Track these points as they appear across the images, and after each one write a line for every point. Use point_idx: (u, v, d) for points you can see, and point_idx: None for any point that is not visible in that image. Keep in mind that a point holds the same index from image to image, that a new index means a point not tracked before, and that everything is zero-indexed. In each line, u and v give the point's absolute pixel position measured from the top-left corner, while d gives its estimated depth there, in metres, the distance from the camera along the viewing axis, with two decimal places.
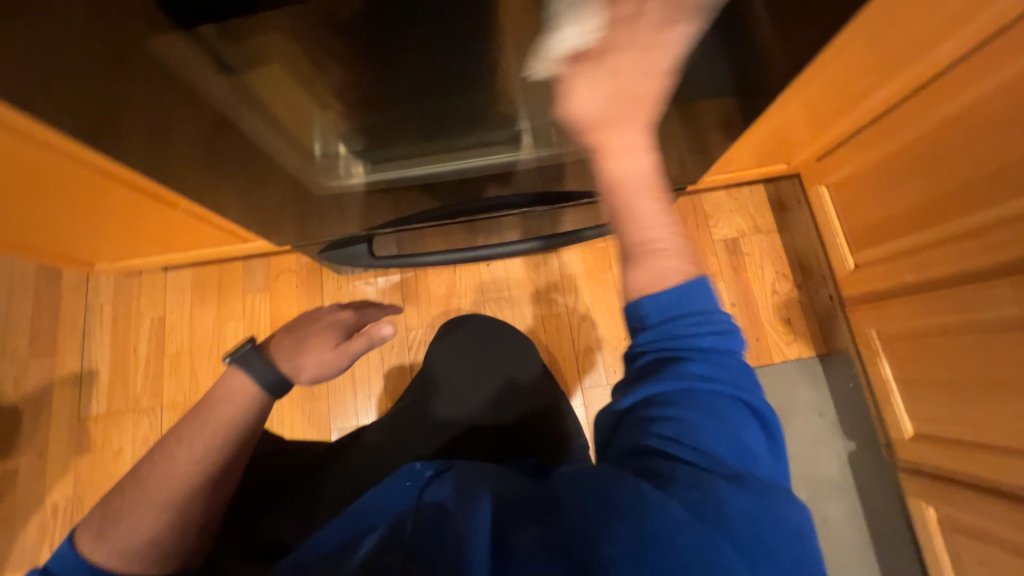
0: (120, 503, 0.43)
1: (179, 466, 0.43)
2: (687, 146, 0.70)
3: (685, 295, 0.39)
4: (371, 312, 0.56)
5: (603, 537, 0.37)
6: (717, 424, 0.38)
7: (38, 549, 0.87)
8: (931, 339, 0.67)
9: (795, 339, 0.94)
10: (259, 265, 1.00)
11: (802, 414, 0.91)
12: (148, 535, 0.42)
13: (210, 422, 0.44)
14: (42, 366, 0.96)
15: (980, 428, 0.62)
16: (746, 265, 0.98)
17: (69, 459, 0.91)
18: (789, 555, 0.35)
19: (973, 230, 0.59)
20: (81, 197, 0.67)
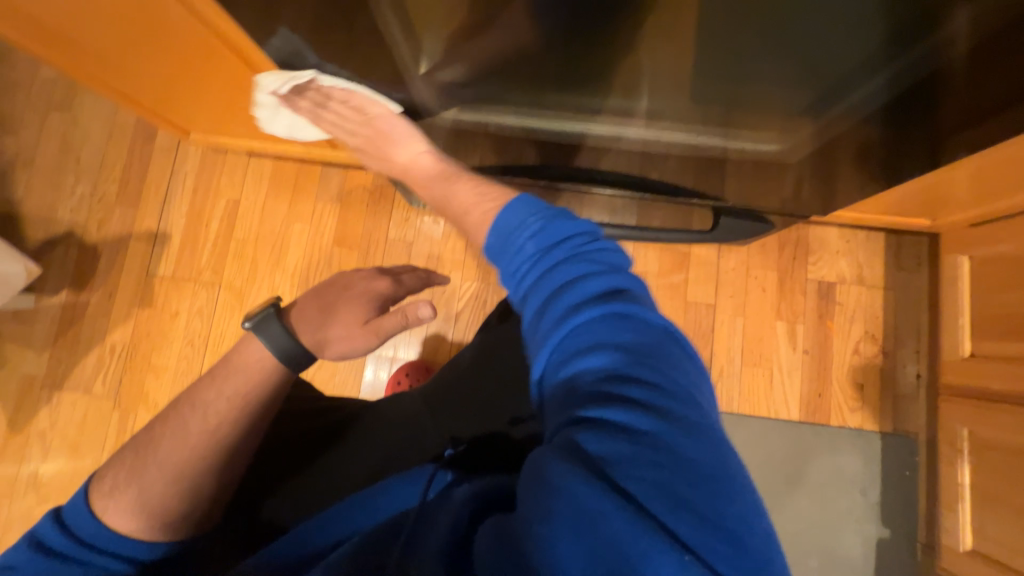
0: (128, 467, 0.41)
1: (193, 434, 0.41)
2: (812, 175, 0.62)
3: (506, 231, 0.40)
4: (414, 282, 0.48)
5: (523, 516, 0.32)
6: (617, 358, 0.34)
7: (93, 378, 0.96)
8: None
9: (862, 407, 0.86)
10: (336, 175, 0.99)
11: (842, 486, 0.85)
12: (157, 501, 0.40)
13: (225, 391, 0.42)
14: (124, 216, 1.01)
15: None
16: (834, 315, 0.89)
17: (132, 308, 0.98)
18: (716, 488, 0.31)
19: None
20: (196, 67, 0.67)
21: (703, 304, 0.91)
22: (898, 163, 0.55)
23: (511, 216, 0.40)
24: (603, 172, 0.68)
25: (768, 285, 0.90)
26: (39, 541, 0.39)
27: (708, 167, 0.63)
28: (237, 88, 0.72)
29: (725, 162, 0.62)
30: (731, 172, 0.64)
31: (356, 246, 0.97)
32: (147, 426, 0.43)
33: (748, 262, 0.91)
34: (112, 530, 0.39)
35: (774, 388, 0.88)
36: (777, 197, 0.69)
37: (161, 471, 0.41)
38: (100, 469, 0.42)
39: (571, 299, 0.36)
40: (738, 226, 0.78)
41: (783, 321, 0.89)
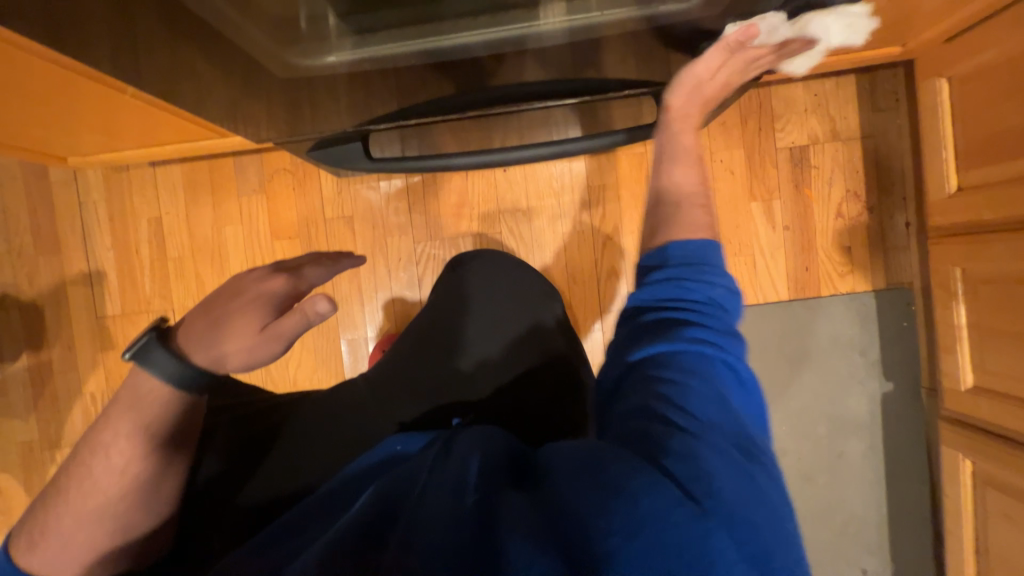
0: (38, 519, 0.38)
1: (101, 478, 0.38)
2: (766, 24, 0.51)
3: (692, 254, 0.43)
4: (318, 274, 0.41)
5: (585, 509, 0.32)
6: (713, 387, 0.36)
7: (86, 429, 0.96)
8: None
9: (853, 270, 0.82)
10: (251, 163, 0.90)
11: (840, 352, 0.83)
12: (84, 546, 0.38)
13: (122, 430, 0.38)
14: (50, 264, 0.95)
15: None
16: (811, 181, 0.82)
17: (96, 354, 0.95)
18: (777, 536, 0.31)
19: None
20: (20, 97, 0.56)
21: None
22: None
23: (678, 249, 0.44)
24: (517, 87, 0.58)
25: (736, 166, 0.83)
26: None
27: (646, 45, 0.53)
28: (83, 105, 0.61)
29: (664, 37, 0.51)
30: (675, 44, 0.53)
31: (296, 234, 0.90)
32: (52, 475, 0.40)
33: (711, 146, 0.83)
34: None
35: (759, 274, 0.84)
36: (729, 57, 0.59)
37: (74, 521, 0.38)
38: (14, 524, 0.40)
39: (691, 323, 0.40)
40: None
41: (758, 201, 0.83)
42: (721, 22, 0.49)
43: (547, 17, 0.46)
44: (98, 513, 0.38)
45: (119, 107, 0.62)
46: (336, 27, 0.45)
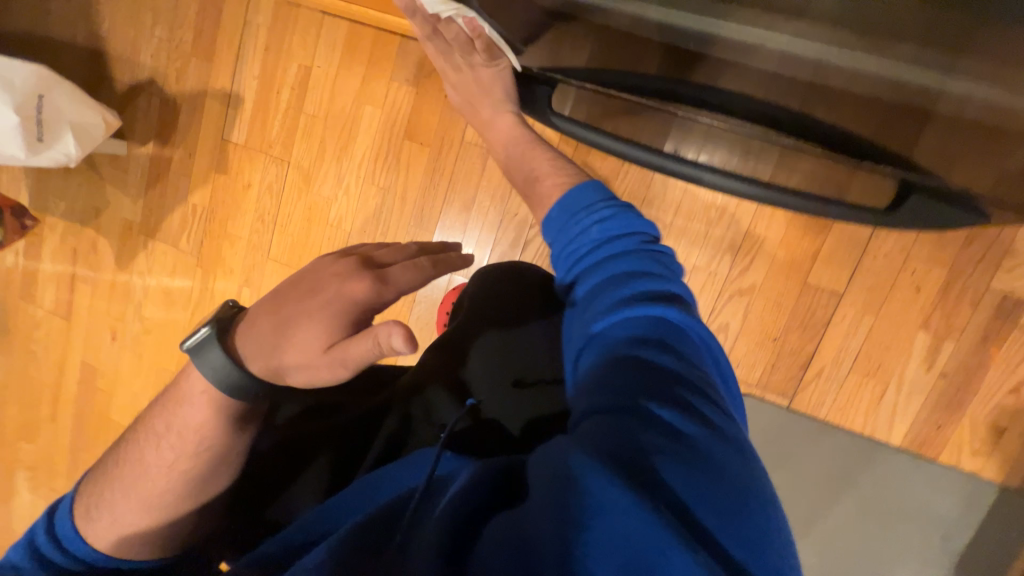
0: (111, 470, 0.44)
1: (171, 435, 0.43)
2: None
3: (583, 208, 0.51)
4: (403, 280, 0.38)
5: (548, 518, 0.31)
6: (666, 357, 0.40)
7: (179, 234, 1.01)
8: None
9: (989, 453, 0.70)
10: (415, 51, 0.84)
11: (920, 523, 0.73)
12: (140, 502, 0.42)
13: (193, 397, 0.42)
14: (199, 69, 0.95)
15: None
16: (1005, 341, 0.68)
17: (210, 172, 0.98)
18: (737, 496, 0.34)
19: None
20: None
21: (826, 291, 0.73)
22: None
23: (581, 199, 0.52)
24: (762, 109, 0.50)
25: (927, 285, 0.69)
26: (36, 542, 0.41)
27: (901, 116, 0.43)
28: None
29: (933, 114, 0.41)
30: (935, 126, 0.43)
31: (428, 143, 0.86)
32: (132, 428, 0.46)
33: (912, 249, 0.69)
34: (101, 534, 0.41)
35: (880, 405, 0.73)
36: (997, 172, 0.47)
37: (131, 500, 0.42)
38: (89, 475, 0.45)
39: (631, 290, 0.44)
40: (920, 212, 0.58)
41: (928, 334, 0.70)
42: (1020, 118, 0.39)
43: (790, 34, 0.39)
44: (145, 499, 0.42)
45: None
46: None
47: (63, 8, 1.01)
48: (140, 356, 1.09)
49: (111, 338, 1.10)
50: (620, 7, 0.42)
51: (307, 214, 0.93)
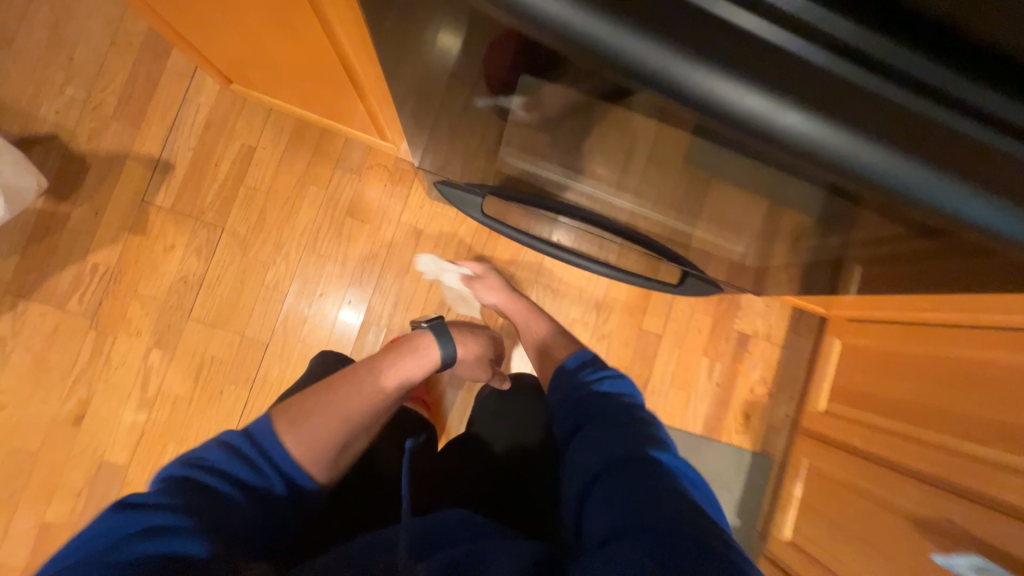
0: (306, 404, 0.64)
1: (364, 392, 0.70)
2: (745, 266, 0.81)
3: (580, 362, 0.73)
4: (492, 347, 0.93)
5: None
6: (670, 478, 0.52)
7: (69, 295, 0.94)
8: (840, 490, 0.86)
9: (745, 432, 1.13)
10: (359, 148, 1.03)
11: (716, 485, 1.12)
12: (330, 431, 0.63)
13: (395, 368, 0.76)
14: (121, 132, 0.97)
15: (825, 554, 0.84)
16: (744, 361, 1.14)
17: (121, 232, 0.96)
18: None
19: (925, 440, 0.73)
20: (264, 41, 0.67)
21: (652, 333, 1.11)
22: (805, 276, 0.75)
23: (577, 357, 0.74)
24: (604, 224, 0.83)
25: (703, 328, 1.13)
26: (234, 445, 0.56)
27: (676, 239, 0.80)
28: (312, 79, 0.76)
29: (689, 240, 0.79)
30: (693, 246, 0.81)
31: (369, 221, 1.03)
32: (321, 381, 0.69)
33: (694, 306, 1.13)
34: (293, 451, 0.59)
35: (688, 408, 1.12)
36: (721, 270, 0.87)
37: (323, 425, 0.62)
38: (281, 405, 0.64)
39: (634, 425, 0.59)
40: (696, 285, 0.98)
41: (707, 358, 1.13)
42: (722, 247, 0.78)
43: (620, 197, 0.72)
44: (341, 426, 0.64)
45: (341, 95, 0.77)
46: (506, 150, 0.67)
47: None
48: None
49: None
50: (528, 172, 0.70)
51: (239, 277, 0.99)
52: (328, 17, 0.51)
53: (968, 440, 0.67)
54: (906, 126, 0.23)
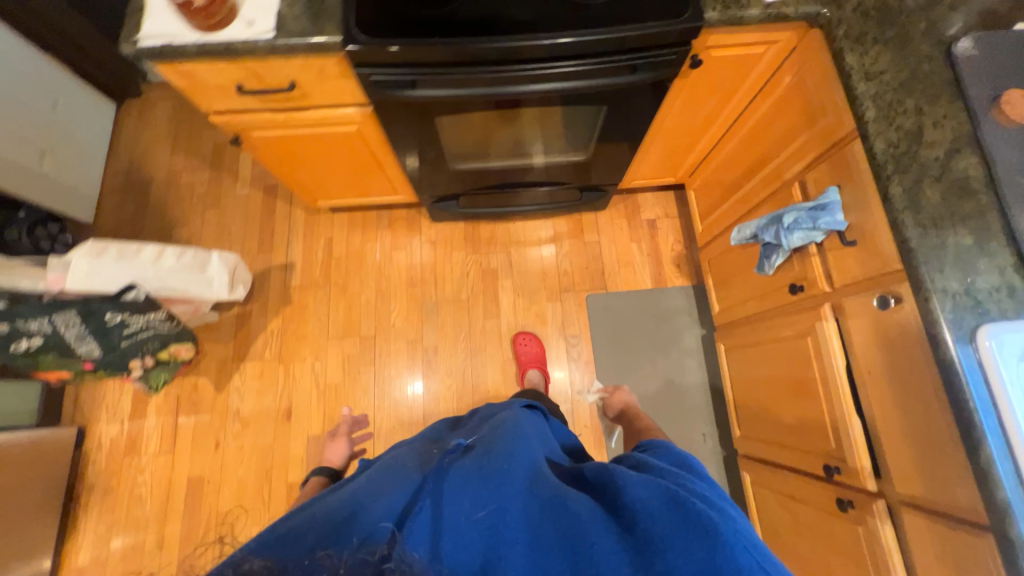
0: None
1: None
2: (600, 166, 1.44)
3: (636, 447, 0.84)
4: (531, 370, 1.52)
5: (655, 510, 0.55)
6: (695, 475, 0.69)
7: (263, 351, 1.63)
8: (718, 260, 1.42)
9: (681, 275, 1.69)
10: (386, 214, 1.77)
11: (679, 314, 1.65)
12: None
13: None
14: (264, 258, 1.73)
15: (729, 297, 1.37)
16: (658, 233, 1.74)
17: (280, 307, 1.68)
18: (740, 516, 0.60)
19: (734, 203, 1.32)
20: (330, 172, 1.39)
21: (594, 242, 1.74)
22: (626, 155, 1.39)
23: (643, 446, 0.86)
24: (520, 181, 1.49)
25: (623, 226, 1.75)
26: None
27: (557, 171, 1.45)
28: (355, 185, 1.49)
29: (563, 167, 1.44)
30: (568, 172, 1.46)
31: (405, 248, 1.74)
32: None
33: (611, 216, 1.76)
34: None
35: (637, 276, 1.70)
36: (594, 178, 1.51)
37: None
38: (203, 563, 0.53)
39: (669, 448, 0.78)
40: (593, 196, 1.61)
41: (634, 242, 1.73)
42: (579, 163, 1.42)
43: (513, 158, 1.38)
44: None
45: (372, 181, 1.46)
46: (451, 162, 1.36)
47: None
48: (242, 446, 1.54)
49: (214, 446, 1.55)
50: (466, 167, 1.38)
51: (348, 306, 1.68)
52: (364, 136, 1.19)
53: (742, 188, 1.27)
54: (538, 46, 0.86)
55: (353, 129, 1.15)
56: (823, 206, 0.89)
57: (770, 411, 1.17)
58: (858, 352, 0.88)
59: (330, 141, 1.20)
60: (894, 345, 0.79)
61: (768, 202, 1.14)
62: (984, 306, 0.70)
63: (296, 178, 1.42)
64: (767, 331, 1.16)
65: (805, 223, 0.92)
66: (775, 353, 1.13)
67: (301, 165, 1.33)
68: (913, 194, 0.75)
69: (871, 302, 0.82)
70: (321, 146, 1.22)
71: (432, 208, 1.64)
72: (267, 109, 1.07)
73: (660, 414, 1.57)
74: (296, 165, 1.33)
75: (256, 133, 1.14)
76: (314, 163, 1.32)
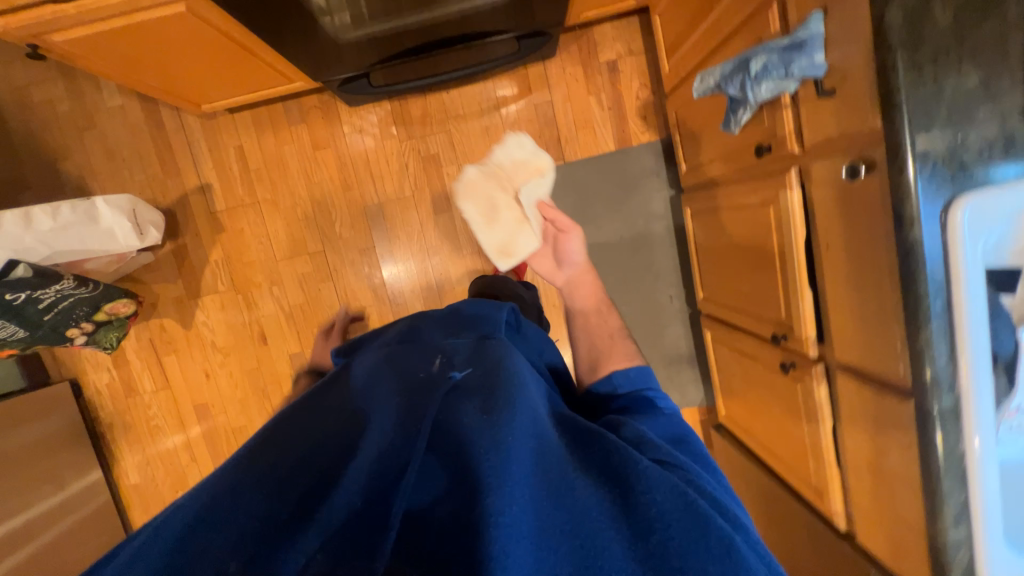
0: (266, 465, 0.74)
1: None
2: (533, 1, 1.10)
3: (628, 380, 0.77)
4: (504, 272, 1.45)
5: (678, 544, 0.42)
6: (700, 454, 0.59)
7: (216, 283, 1.57)
8: (685, 110, 1.21)
9: (647, 129, 1.47)
10: (293, 106, 1.47)
11: (646, 176, 1.49)
12: None
13: None
14: (174, 182, 1.52)
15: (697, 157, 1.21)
16: (621, 79, 1.45)
17: (214, 236, 1.54)
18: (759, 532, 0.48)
19: (703, 34, 1.04)
20: (190, 68, 1.07)
21: (545, 103, 1.47)
22: None
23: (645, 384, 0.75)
24: (434, 43, 1.16)
25: (579, 75, 1.45)
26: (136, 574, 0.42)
27: (478, 19, 1.11)
28: (233, 78, 1.19)
29: (485, 13, 1.10)
30: (493, 17, 1.12)
31: (327, 147, 1.50)
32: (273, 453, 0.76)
33: (564, 65, 1.44)
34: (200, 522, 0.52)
35: (598, 138, 1.48)
36: (529, 18, 1.17)
37: None
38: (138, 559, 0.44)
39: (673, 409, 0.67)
40: (533, 43, 1.27)
41: (592, 95, 1.46)
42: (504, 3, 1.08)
43: (416, 17, 1.05)
44: None
45: (251, 69, 1.15)
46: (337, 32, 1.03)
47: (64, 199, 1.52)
48: (231, 373, 1.61)
49: (205, 377, 1.62)
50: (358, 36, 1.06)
51: (286, 223, 1.54)
52: (201, 13, 0.87)
53: (712, 10, 0.98)
54: None
55: (182, 6, 0.83)
56: (800, 42, 0.68)
57: (730, 279, 1.14)
58: (820, 224, 0.79)
59: (160, 28, 0.89)
60: (858, 219, 0.70)
61: (741, 31, 0.88)
62: (969, 170, 0.58)
63: (152, 85, 1.11)
64: (732, 197, 1.04)
65: (775, 71, 0.72)
66: (738, 221, 1.04)
67: (146, 67, 1.02)
68: (918, 19, 0.55)
69: (841, 169, 0.70)
70: (154, 38, 0.92)
71: (340, 92, 1.34)
72: (39, 1, 0.76)
73: (626, 282, 1.55)
74: (140, 67, 1.02)
75: (56, 37, 0.85)
76: (161, 61, 1.02)
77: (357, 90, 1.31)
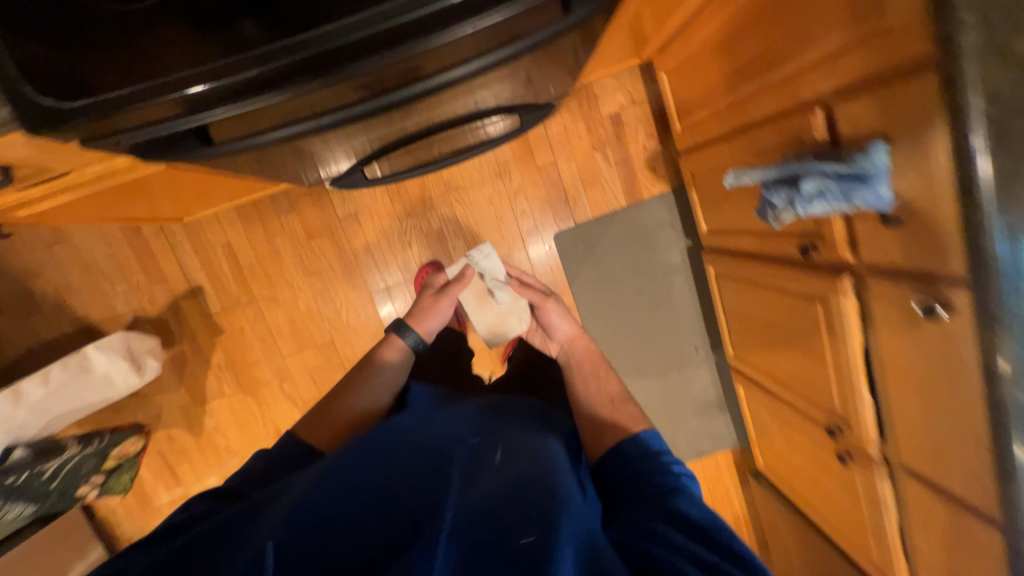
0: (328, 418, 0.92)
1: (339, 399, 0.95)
2: (539, 86, 1.02)
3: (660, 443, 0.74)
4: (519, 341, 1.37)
5: None
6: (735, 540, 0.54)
7: (222, 386, 1.48)
8: (707, 177, 1.14)
9: (657, 181, 1.40)
10: (280, 195, 1.37)
11: (660, 229, 1.43)
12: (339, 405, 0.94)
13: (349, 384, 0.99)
14: (162, 289, 1.42)
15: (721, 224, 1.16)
16: (625, 132, 1.38)
17: (213, 339, 1.45)
18: None
19: (724, 108, 0.98)
20: (171, 198, 0.97)
21: (548, 164, 1.39)
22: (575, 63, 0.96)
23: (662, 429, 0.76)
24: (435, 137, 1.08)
25: (581, 133, 1.37)
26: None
27: (482, 111, 1.03)
28: (217, 193, 1.08)
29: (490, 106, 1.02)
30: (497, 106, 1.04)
31: (322, 234, 1.41)
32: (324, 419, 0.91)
33: (565, 124, 1.37)
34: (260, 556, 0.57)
35: (607, 195, 1.41)
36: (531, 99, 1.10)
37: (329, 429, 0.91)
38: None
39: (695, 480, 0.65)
40: (535, 116, 1.20)
41: (597, 151, 1.38)
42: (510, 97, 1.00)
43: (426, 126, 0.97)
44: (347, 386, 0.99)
45: (237, 184, 1.05)
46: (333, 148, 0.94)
47: (42, 320, 1.40)
48: None
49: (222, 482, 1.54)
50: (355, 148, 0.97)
51: (288, 317, 1.45)
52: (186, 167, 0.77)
53: (736, 90, 0.92)
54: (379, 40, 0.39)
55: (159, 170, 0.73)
56: (864, 174, 0.63)
57: (768, 351, 1.10)
58: (883, 336, 0.75)
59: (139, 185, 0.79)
60: (933, 350, 0.66)
61: (775, 124, 0.82)
62: None
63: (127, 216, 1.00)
64: (768, 277, 1.00)
65: (833, 196, 0.66)
66: (777, 303, 1.00)
67: (121, 207, 0.92)
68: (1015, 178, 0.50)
69: (913, 302, 0.65)
70: (133, 191, 0.82)
71: (332, 186, 1.25)
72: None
73: (649, 337, 1.51)
74: (113, 209, 0.92)
75: (19, 212, 0.74)
76: (139, 202, 0.92)
77: (353, 184, 1.22)
